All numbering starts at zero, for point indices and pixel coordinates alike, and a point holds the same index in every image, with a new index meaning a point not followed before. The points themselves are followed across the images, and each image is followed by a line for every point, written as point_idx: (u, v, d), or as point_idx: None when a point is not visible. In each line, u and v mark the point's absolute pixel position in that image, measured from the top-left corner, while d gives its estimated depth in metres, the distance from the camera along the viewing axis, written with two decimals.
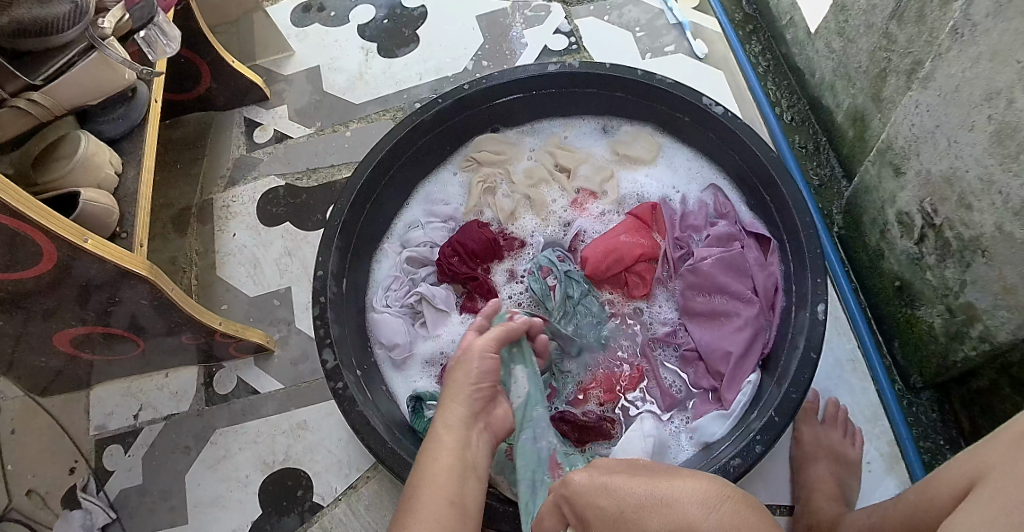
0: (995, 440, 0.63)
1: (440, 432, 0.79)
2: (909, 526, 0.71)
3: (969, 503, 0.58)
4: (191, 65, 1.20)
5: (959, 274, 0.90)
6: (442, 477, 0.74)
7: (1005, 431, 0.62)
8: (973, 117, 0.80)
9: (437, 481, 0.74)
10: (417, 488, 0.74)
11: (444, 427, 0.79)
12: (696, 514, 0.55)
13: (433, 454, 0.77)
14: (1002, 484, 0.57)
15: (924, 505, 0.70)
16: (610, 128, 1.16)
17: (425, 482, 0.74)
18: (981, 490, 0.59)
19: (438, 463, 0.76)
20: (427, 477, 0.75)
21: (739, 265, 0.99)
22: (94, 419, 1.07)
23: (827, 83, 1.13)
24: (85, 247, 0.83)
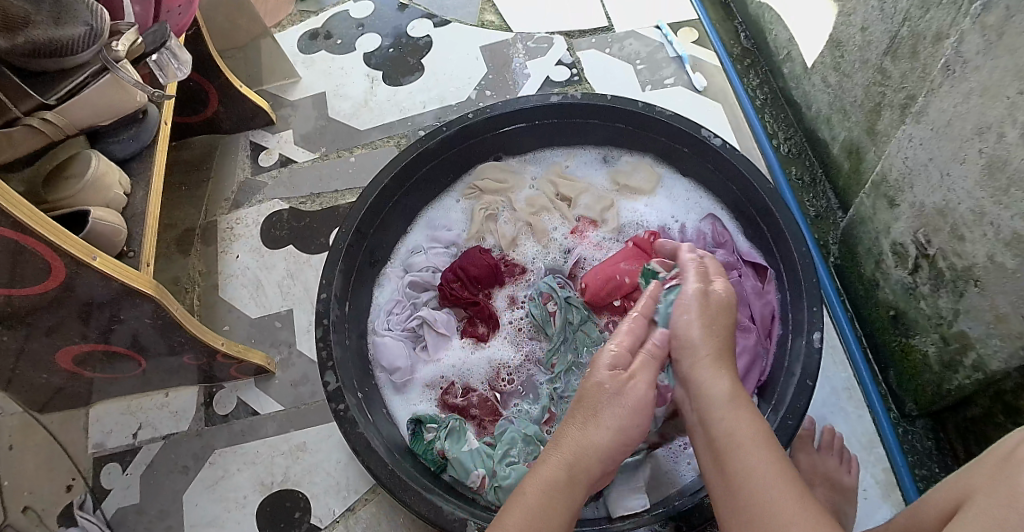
0: (981, 463, 0.64)
1: (548, 472, 0.68)
2: None
3: (958, 523, 0.59)
4: (199, 89, 1.22)
5: (952, 304, 0.91)
6: (547, 525, 0.65)
7: (990, 457, 0.63)
8: (964, 151, 0.83)
9: (540, 516, 0.65)
10: (508, 516, 0.66)
11: (557, 459, 0.69)
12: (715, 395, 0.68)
13: (535, 483, 0.68)
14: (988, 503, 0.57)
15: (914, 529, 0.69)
16: (610, 158, 1.18)
17: (525, 517, 0.65)
18: (968, 509, 0.60)
19: (543, 497, 0.66)
20: (524, 506, 0.66)
21: (736, 294, 1.02)
22: (93, 437, 1.07)
23: (823, 116, 1.16)
24: (93, 264, 0.84)
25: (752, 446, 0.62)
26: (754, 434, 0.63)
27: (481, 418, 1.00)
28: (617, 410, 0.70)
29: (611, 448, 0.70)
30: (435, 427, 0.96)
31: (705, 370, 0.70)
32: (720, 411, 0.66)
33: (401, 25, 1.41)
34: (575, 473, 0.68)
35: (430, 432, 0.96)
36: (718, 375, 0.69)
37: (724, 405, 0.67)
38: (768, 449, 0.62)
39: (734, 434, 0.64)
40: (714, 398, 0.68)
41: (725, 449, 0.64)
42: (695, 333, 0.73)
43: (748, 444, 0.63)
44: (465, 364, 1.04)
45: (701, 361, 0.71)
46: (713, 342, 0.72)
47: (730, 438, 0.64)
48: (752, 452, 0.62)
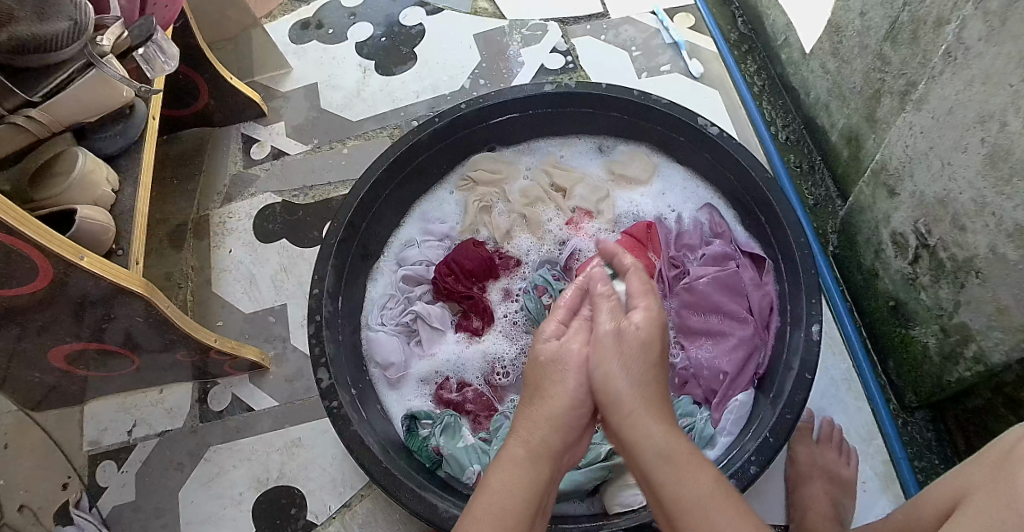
0: (978, 461, 0.63)
1: (512, 455, 0.64)
2: None
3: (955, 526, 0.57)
4: (189, 81, 1.20)
5: (953, 295, 0.90)
6: (514, 505, 0.61)
7: (987, 454, 0.62)
8: (966, 139, 0.81)
9: (509, 498, 0.61)
10: (475, 504, 0.61)
11: (518, 443, 0.65)
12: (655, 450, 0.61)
13: (500, 468, 0.63)
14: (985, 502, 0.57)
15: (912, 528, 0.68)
16: (606, 147, 1.16)
17: (491, 501, 0.61)
18: (966, 511, 0.58)
19: (510, 481, 0.62)
20: (490, 494, 0.62)
21: (734, 285, 1.00)
22: (88, 434, 1.07)
23: (822, 103, 1.14)
24: (80, 264, 0.83)
25: (706, 512, 0.56)
26: (702, 494, 0.57)
27: (476, 413, 0.99)
28: (560, 378, 0.67)
29: (565, 413, 0.66)
30: (430, 423, 0.95)
31: (638, 424, 0.62)
32: (664, 472, 0.59)
33: (394, 13, 1.38)
34: (538, 451, 0.64)
35: (424, 428, 0.95)
36: (653, 424, 0.62)
37: (661, 463, 0.59)
38: (725, 509, 0.56)
39: (683, 498, 0.57)
40: (653, 456, 0.60)
41: (679, 519, 0.57)
42: (619, 384, 0.64)
43: (703, 506, 0.56)
44: (460, 358, 1.02)
45: (634, 412, 0.63)
46: (643, 386, 0.65)
47: (680, 506, 0.57)
48: (709, 516, 0.56)
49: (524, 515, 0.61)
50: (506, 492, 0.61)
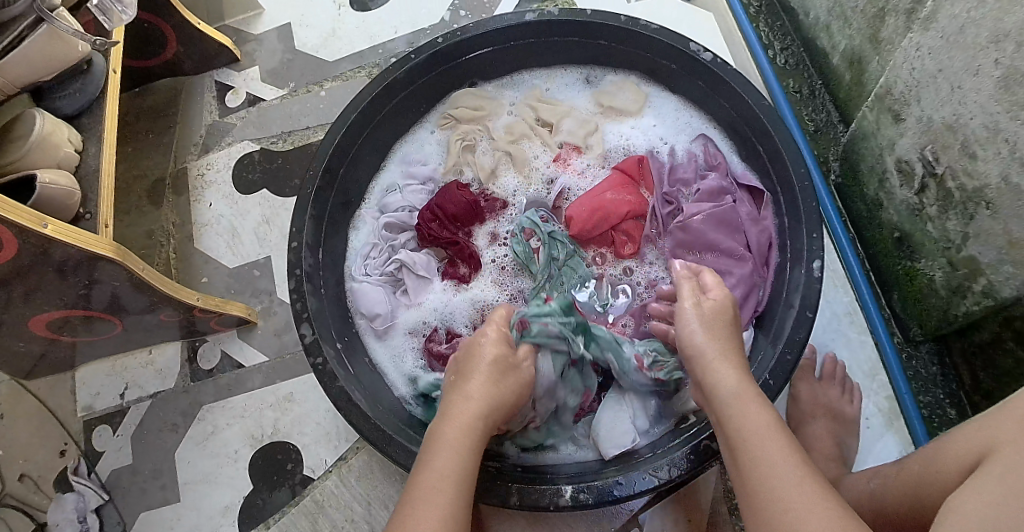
0: (1010, 412, 0.58)
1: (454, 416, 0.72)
2: (916, 499, 0.67)
3: (982, 481, 0.53)
4: (154, 29, 1.13)
5: (961, 227, 0.85)
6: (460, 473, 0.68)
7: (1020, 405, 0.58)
8: (979, 61, 0.75)
9: (461, 460, 0.69)
10: (432, 460, 0.68)
11: (465, 409, 0.72)
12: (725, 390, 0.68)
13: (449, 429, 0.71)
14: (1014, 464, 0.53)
15: (931, 476, 0.65)
16: (593, 78, 1.09)
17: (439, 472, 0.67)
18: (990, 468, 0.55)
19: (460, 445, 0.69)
20: (445, 455, 0.68)
21: (730, 221, 0.93)
22: (81, 400, 1.07)
23: (822, 23, 1.06)
24: (45, 232, 0.80)
25: (763, 438, 0.63)
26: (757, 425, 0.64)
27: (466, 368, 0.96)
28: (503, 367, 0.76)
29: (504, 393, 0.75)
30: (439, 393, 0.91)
31: (717, 368, 0.70)
32: (731, 407, 0.66)
33: None
34: (484, 409, 0.72)
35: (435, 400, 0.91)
36: (731, 371, 0.69)
37: (730, 402, 0.67)
38: (776, 438, 0.62)
39: (745, 428, 0.64)
40: (722, 393, 0.68)
41: (736, 445, 0.64)
42: (697, 338, 0.72)
43: (758, 435, 0.63)
44: (445, 306, 0.99)
45: (711, 365, 0.70)
46: (720, 339, 0.72)
47: (740, 432, 0.64)
48: (759, 440, 0.63)
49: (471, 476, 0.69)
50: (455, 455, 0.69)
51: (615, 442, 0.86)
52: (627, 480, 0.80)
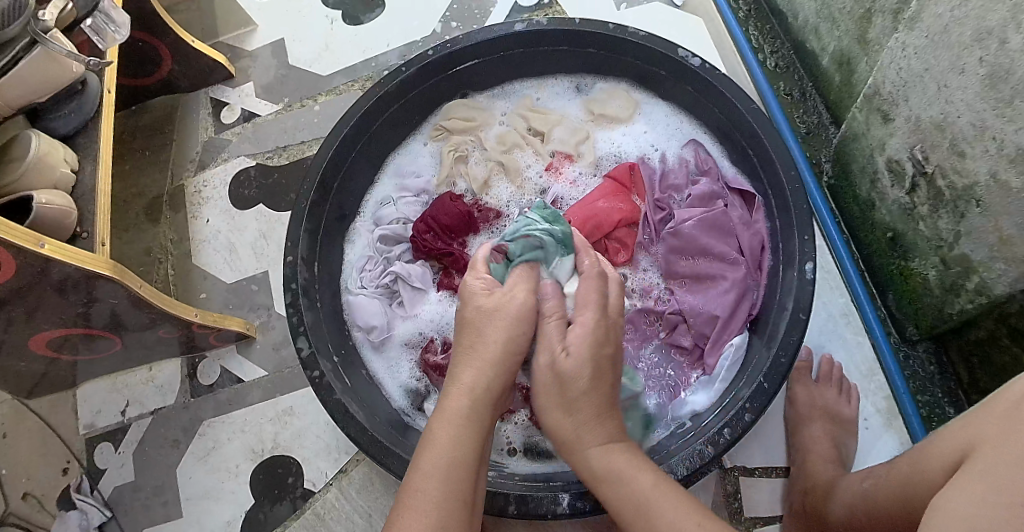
0: (990, 409, 0.58)
1: (447, 399, 0.64)
2: (906, 497, 0.67)
3: (962, 480, 0.53)
4: (150, 48, 1.14)
5: (952, 226, 0.85)
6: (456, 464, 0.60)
7: (1000, 401, 0.58)
8: (963, 60, 0.76)
9: (456, 449, 0.61)
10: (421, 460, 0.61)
11: (459, 392, 0.64)
12: (600, 469, 0.62)
13: (441, 416, 0.63)
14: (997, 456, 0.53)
15: (920, 475, 0.65)
16: (584, 86, 1.10)
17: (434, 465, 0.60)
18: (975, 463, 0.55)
19: (455, 430, 0.62)
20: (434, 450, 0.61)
21: (722, 225, 0.93)
22: (83, 417, 1.08)
23: (811, 26, 1.06)
24: (42, 252, 0.80)
25: (656, 512, 0.58)
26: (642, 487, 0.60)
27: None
28: (500, 324, 0.67)
29: (505, 359, 0.66)
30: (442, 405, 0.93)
31: (577, 443, 0.64)
32: (607, 487, 0.62)
33: None
34: (477, 395, 0.64)
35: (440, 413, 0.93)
36: (596, 446, 0.63)
37: (604, 483, 0.62)
38: (667, 504, 0.58)
39: (633, 505, 0.60)
40: (593, 476, 0.62)
41: (631, 527, 0.60)
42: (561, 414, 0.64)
43: (647, 509, 0.59)
44: (441, 317, 1.00)
45: (570, 445, 0.64)
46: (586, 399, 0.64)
47: (631, 513, 0.60)
48: (653, 514, 0.58)
49: (470, 465, 0.61)
50: (450, 442, 0.61)
51: None
52: None
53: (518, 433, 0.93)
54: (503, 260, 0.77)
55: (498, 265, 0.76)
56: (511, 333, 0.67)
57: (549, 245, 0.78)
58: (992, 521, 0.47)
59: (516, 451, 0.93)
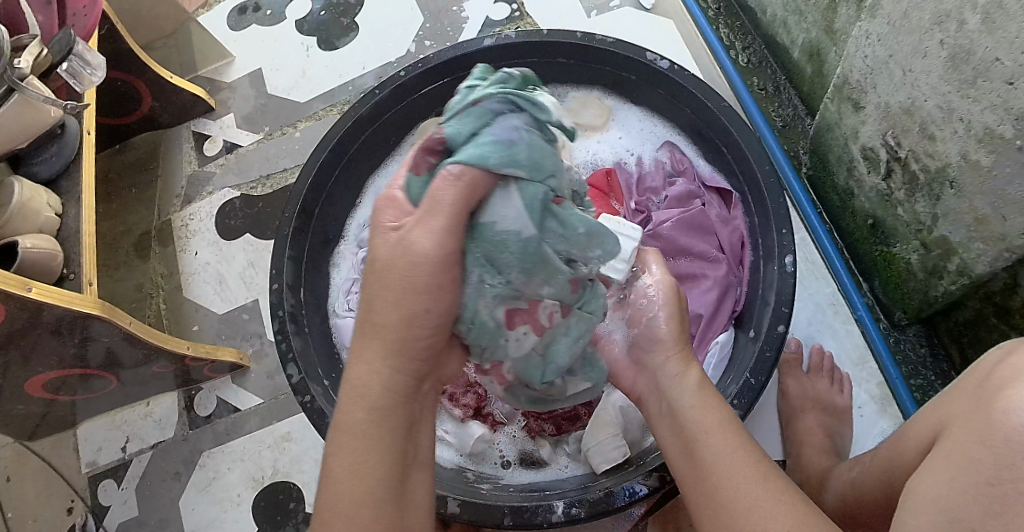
0: (961, 388, 0.61)
1: (348, 420, 0.58)
2: (886, 482, 0.69)
3: (934, 461, 0.55)
4: (129, 87, 1.16)
5: (929, 208, 0.85)
6: (367, 492, 0.56)
7: (967, 380, 0.61)
8: (925, 43, 0.76)
9: (360, 478, 0.57)
10: (331, 494, 0.57)
11: (353, 407, 0.58)
12: (682, 390, 0.70)
13: (341, 442, 0.58)
14: (964, 436, 0.55)
15: (897, 460, 0.67)
16: (556, 96, 1.08)
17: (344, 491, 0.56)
18: (946, 445, 0.57)
19: (355, 457, 0.57)
20: (343, 481, 0.56)
21: (701, 224, 0.94)
22: (85, 456, 1.09)
23: (780, 20, 1.07)
24: (29, 296, 0.81)
25: (713, 434, 0.65)
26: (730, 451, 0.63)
27: (472, 407, 0.94)
28: (391, 303, 0.58)
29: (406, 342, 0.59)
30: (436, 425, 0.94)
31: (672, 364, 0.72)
32: (686, 403, 0.69)
33: None
34: (380, 411, 0.58)
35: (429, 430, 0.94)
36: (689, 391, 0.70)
37: (686, 397, 0.70)
38: (725, 434, 0.65)
39: (695, 423, 0.67)
40: (678, 393, 0.70)
41: (687, 441, 0.66)
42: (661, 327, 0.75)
43: (705, 431, 0.66)
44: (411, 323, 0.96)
45: (665, 353, 0.73)
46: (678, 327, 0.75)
47: (692, 430, 0.67)
48: (711, 439, 0.65)
49: (379, 488, 0.57)
50: (354, 473, 0.57)
51: (606, 457, 0.86)
52: (620, 490, 0.80)
53: (511, 445, 0.93)
54: (430, 166, 0.61)
55: (417, 178, 0.61)
56: (411, 309, 0.58)
57: (503, 155, 0.59)
58: (971, 493, 0.50)
59: (510, 463, 0.93)
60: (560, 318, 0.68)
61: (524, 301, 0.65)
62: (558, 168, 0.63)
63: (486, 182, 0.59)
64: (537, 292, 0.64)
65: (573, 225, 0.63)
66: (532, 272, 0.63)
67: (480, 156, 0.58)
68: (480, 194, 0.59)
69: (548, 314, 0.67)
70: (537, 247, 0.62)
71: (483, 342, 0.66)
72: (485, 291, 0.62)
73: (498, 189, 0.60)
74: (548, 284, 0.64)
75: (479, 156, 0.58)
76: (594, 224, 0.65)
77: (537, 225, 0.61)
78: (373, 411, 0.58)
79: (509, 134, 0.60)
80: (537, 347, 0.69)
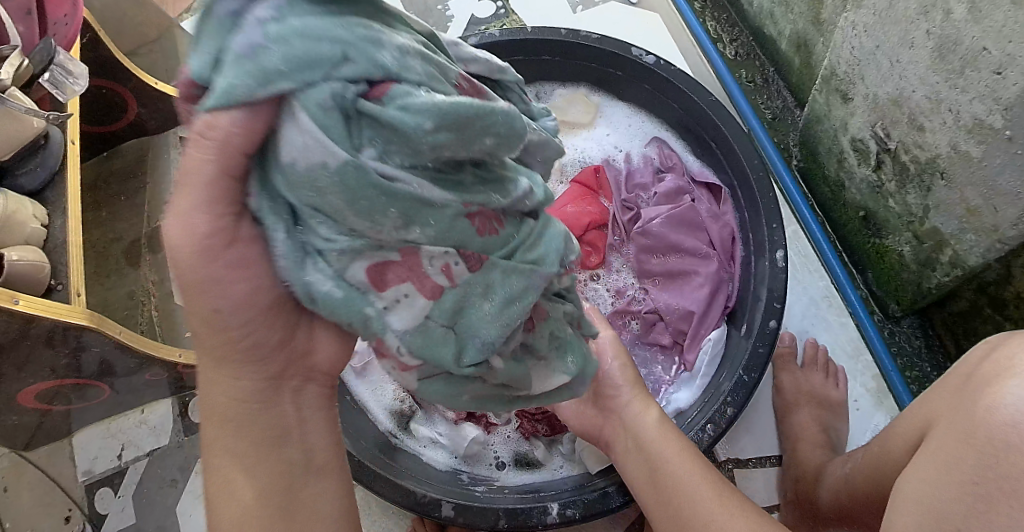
0: (945, 384, 0.61)
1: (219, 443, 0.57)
2: (877, 478, 0.69)
3: (920, 458, 0.55)
4: (114, 94, 1.14)
5: (921, 200, 0.84)
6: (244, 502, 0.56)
7: (953, 376, 0.61)
8: (912, 33, 0.75)
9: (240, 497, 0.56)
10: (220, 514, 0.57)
11: (214, 426, 0.56)
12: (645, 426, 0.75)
13: (217, 465, 0.57)
14: (948, 433, 0.55)
15: (886, 456, 0.67)
16: (543, 94, 1.08)
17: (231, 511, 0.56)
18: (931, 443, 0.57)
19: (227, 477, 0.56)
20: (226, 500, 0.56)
21: (692, 220, 0.93)
22: (81, 465, 1.08)
23: (766, 11, 1.06)
24: (17, 309, 0.80)
25: (679, 463, 0.70)
26: (698, 485, 0.68)
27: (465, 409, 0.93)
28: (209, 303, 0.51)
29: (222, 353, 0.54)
30: (429, 426, 0.94)
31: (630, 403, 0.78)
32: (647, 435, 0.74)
33: None
34: (238, 426, 0.56)
35: (422, 430, 0.93)
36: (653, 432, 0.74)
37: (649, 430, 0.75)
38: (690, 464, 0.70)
39: (661, 454, 0.72)
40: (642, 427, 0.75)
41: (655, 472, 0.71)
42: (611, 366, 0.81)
43: (670, 462, 0.71)
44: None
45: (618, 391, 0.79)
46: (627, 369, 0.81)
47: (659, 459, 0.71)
48: (676, 470, 0.70)
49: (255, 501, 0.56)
50: (234, 488, 0.56)
51: (600, 457, 0.86)
52: (615, 492, 0.80)
53: (506, 446, 0.93)
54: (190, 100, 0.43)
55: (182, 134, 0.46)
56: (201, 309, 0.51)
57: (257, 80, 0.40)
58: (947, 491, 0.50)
59: (505, 464, 0.93)
60: (465, 275, 0.52)
61: (385, 251, 0.49)
62: (358, 48, 0.42)
63: (242, 124, 0.42)
64: (408, 239, 0.48)
65: (411, 126, 0.43)
66: (378, 214, 0.45)
67: (227, 93, 0.40)
68: (253, 140, 0.43)
69: (442, 266, 0.51)
70: (362, 173, 0.43)
71: (342, 318, 0.50)
72: (307, 251, 0.47)
73: (285, 123, 0.42)
74: (415, 227, 0.47)
75: (221, 92, 0.41)
76: (450, 111, 0.43)
77: (345, 148, 0.43)
78: (231, 425, 0.56)
79: (250, 39, 0.40)
80: (434, 315, 0.52)
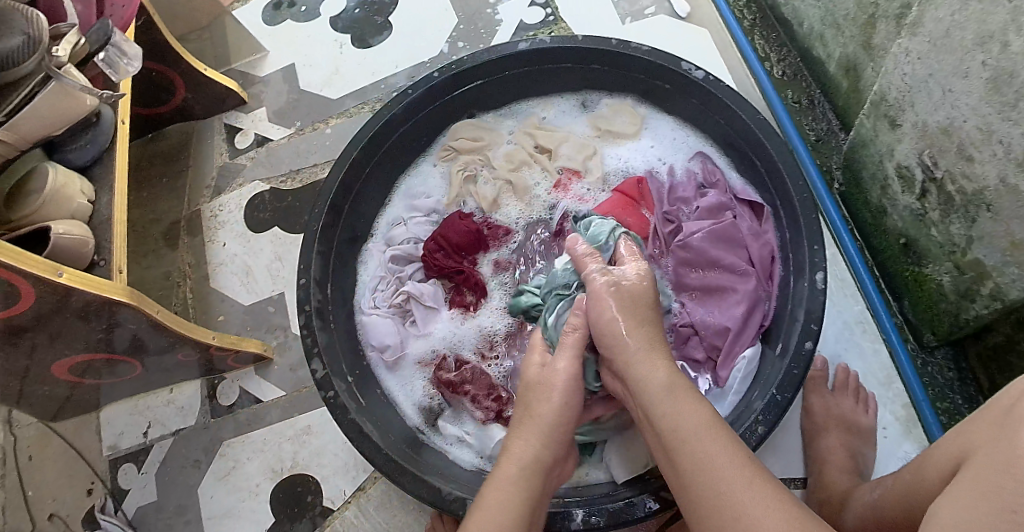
0: (983, 415, 0.61)
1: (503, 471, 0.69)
2: (910, 506, 0.68)
3: (959, 488, 0.55)
4: (163, 77, 1.17)
5: (964, 231, 0.84)
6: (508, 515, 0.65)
7: (996, 408, 0.60)
8: (966, 63, 0.75)
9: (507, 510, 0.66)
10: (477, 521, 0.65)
11: (509, 463, 0.69)
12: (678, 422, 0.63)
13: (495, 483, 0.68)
14: (991, 465, 0.54)
15: (919, 484, 0.67)
16: (589, 103, 1.11)
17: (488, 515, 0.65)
18: (968, 472, 0.56)
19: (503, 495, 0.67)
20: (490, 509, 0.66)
21: (732, 236, 0.93)
22: (107, 439, 1.10)
23: (816, 33, 1.06)
24: (60, 281, 0.82)
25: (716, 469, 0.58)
26: (733, 487, 0.57)
27: (494, 410, 0.93)
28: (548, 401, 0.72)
29: (553, 430, 0.71)
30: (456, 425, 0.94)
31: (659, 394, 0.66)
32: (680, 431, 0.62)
33: None
34: (528, 467, 0.69)
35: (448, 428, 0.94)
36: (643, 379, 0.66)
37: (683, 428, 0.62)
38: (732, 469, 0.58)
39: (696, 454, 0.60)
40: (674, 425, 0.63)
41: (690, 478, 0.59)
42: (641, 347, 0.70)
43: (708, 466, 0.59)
44: (499, 326, 0.99)
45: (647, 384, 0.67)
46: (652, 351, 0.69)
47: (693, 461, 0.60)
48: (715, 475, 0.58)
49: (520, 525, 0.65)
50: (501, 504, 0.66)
51: (628, 467, 0.86)
52: (641, 500, 0.80)
53: None
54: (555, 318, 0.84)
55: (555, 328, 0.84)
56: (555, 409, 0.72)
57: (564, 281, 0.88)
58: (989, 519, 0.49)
59: None
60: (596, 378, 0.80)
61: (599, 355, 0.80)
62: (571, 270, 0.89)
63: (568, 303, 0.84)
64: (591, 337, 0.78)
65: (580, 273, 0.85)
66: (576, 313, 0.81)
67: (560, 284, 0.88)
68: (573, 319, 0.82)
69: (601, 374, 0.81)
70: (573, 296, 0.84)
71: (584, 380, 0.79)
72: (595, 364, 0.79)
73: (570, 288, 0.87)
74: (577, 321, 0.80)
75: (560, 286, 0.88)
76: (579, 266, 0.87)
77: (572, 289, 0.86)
78: (518, 463, 0.69)
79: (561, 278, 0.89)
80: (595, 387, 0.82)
